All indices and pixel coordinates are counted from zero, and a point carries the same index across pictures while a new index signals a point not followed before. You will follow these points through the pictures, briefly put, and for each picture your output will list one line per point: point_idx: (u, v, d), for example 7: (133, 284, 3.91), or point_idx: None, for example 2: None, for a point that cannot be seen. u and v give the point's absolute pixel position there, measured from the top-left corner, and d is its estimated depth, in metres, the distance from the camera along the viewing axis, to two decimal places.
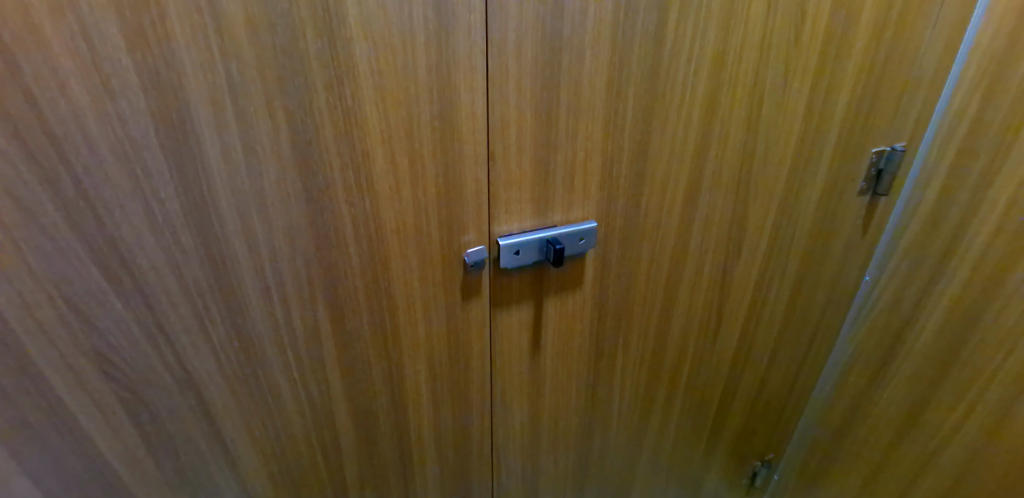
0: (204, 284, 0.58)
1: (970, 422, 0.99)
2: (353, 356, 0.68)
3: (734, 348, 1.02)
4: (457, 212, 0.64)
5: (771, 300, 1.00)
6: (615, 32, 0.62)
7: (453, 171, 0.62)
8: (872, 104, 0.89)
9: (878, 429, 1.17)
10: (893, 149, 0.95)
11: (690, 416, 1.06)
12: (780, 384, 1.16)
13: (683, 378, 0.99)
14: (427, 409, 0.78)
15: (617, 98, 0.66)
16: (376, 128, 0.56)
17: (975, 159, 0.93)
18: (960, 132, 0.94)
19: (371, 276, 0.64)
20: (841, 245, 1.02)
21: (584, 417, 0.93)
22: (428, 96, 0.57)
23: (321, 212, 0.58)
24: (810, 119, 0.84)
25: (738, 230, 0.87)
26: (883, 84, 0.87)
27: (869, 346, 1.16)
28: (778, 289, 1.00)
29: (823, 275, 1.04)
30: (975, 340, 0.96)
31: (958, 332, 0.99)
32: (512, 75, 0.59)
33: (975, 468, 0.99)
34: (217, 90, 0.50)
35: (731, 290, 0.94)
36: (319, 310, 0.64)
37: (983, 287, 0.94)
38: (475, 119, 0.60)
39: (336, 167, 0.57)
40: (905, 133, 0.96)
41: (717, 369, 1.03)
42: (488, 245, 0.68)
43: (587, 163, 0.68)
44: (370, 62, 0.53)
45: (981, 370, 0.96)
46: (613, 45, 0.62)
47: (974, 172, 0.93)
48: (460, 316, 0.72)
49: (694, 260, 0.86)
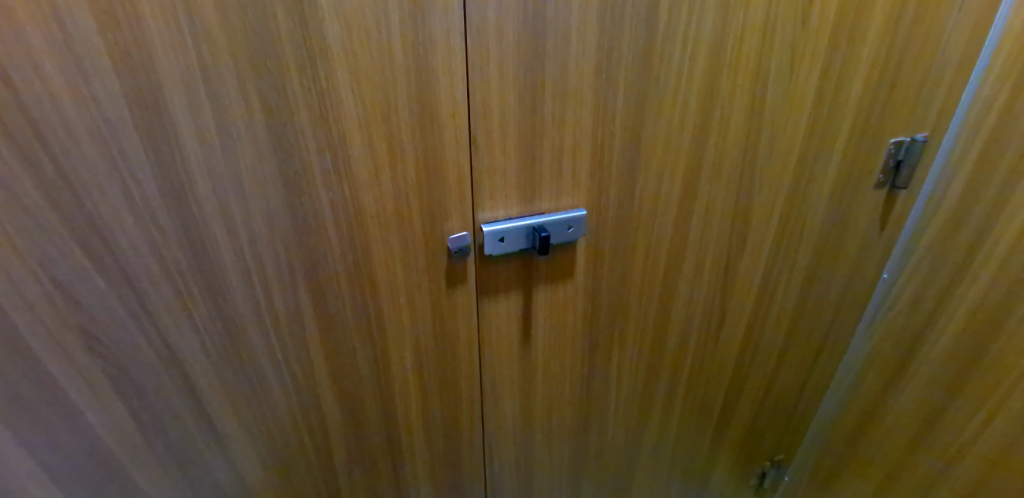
0: (186, 267, 0.58)
1: (992, 428, 0.93)
2: (336, 341, 0.68)
3: (738, 344, 0.99)
4: (439, 198, 0.63)
5: (779, 295, 0.96)
6: (604, 13, 0.59)
7: (433, 156, 0.60)
8: (891, 91, 0.84)
9: (895, 433, 1.12)
10: (914, 140, 0.90)
11: (693, 414, 1.03)
12: (791, 383, 1.12)
13: (684, 374, 0.96)
14: (415, 397, 0.77)
15: (607, 82, 0.63)
16: (352, 112, 0.55)
17: (1005, 150, 0.88)
18: (989, 122, 0.89)
19: (352, 261, 0.64)
20: (856, 240, 0.97)
21: (579, 411, 0.91)
22: (405, 79, 0.56)
23: (298, 196, 0.58)
24: (821, 106, 0.80)
25: (742, 221, 0.84)
26: (903, 69, 0.82)
27: (888, 346, 1.11)
28: (787, 284, 0.96)
29: (837, 271, 0.99)
30: (1000, 342, 0.91)
31: (983, 334, 0.94)
32: (493, 58, 0.57)
33: (996, 478, 0.94)
34: (190, 73, 0.50)
35: (737, 285, 0.91)
36: (301, 295, 0.64)
37: (1009, 287, 0.89)
38: (455, 104, 0.58)
39: (313, 152, 0.56)
40: (928, 122, 0.90)
41: (722, 366, 1.00)
42: (473, 232, 0.67)
43: (575, 148, 0.66)
44: (343, 44, 0.52)
45: (1005, 373, 0.91)
46: (601, 27, 0.60)
47: (1003, 164, 0.88)
48: (446, 304, 0.71)
49: (695, 252, 0.83)
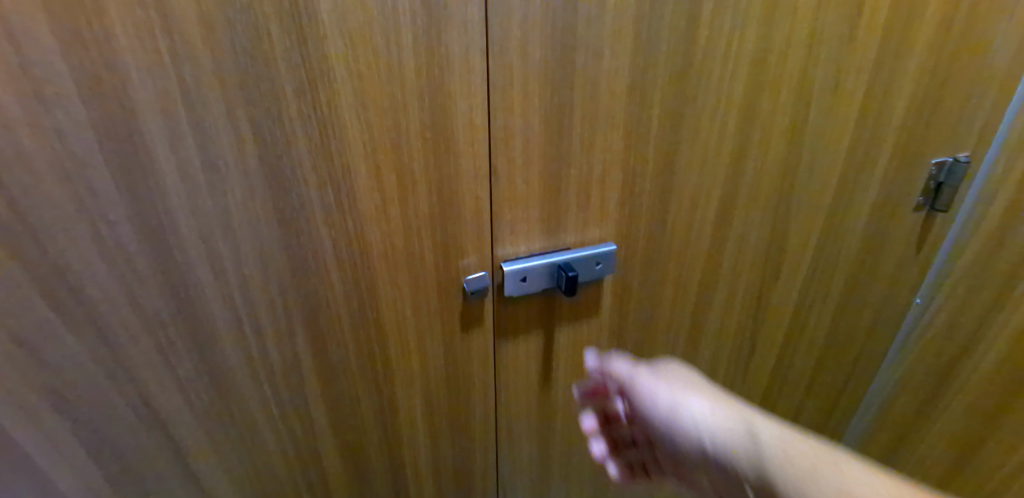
0: (168, 316, 0.51)
1: None
2: (339, 391, 0.61)
3: (767, 379, 0.92)
4: (455, 234, 0.57)
5: (811, 324, 0.90)
6: (640, 28, 0.53)
7: (448, 188, 0.54)
8: (935, 108, 0.78)
9: (935, 448, 1.10)
10: (958, 160, 0.84)
11: None
12: (819, 414, 1.05)
13: None
14: (426, 447, 0.70)
15: (640, 103, 0.57)
16: (357, 140, 0.49)
17: None
18: None
19: (358, 305, 0.57)
20: (891, 265, 0.91)
21: (599, 453, 0.85)
22: (418, 103, 0.49)
23: (296, 236, 0.51)
24: (864, 125, 0.74)
25: (776, 251, 0.78)
26: (949, 84, 0.76)
27: (920, 367, 1.07)
28: (819, 312, 0.89)
29: (871, 297, 0.93)
30: None
31: None
32: (517, 78, 0.51)
33: None
34: (171, 98, 0.43)
35: (768, 317, 0.84)
36: (299, 343, 0.57)
37: None
38: (473, 130, 0.52)
39: (312, 187, 0.49)
40: (972, 140, 0.84)
41: (749, 399, 0.93)
42: (491, 271, 0.60)
43: (605, 177, 0.60)
44: (347, 64, 0.46)
45: None
46: (636, 43, 0.53)
47: None
48: (460, 348, 0.64)
49: (727, 283, 0.76)
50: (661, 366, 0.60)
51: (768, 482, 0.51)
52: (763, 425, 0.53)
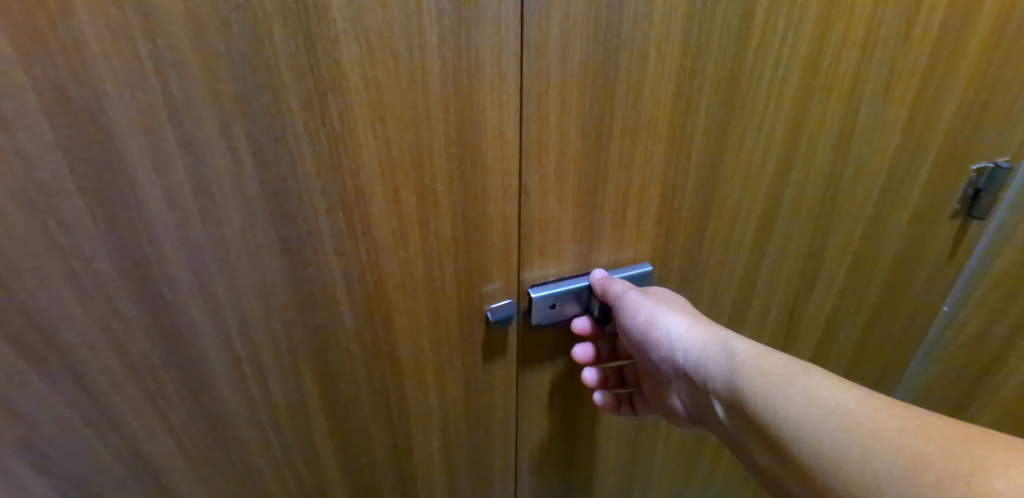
0: (158, 359, 0.45)
1: None
2: (350, 430, 0.56)
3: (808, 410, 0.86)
4: (480, 259, 0.51)
5: (842, 338, 0.85)
6: (690, 27, 0.47)
7: (474, 209, 0.48)
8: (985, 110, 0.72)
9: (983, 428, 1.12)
10: (998, 166, 0.78)
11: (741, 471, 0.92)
12: None
13: None
14: (443, 483, 0.65)
15: (684, 111, 0.51)
16: (373, 159, 0.42)
17: None
18: None
19: (371, 339, 0.51)
20: (926, 275, 0.86)
21: (622, 479, 0.80)
22: (443, 115, 0.43)
23: (303, 266, 0.45)
24: (912, 131, 0.68)
25: (814, 264, 0.73)
26: (1001, 85, 0.71)
27: (950, 370, 1.04)
28: (850, 326, 0.85)
29: (903, 309, 0.88)
30: None
31: None
32: (554, 84, 0.45)
33: None
34: (155, 114, 0.36)
35: (800, 333, 0.80)
36: (306, 382, 0.51)
37: None
38: (503, 144, 0.46)
39: (322, 211, 0.43)
40: (1017, 143, 0.79)
41: None
42: (518, 297, 0.55)
43: (643, 192, 0.54)
44: (363, 71, 0.39)
45: None
46: (685, 44, 0.47)
47: None
48: (482, 379, 0.59)
49: (762, 300, 0.71)
50: (649, 288, 0.58)
51: (727, 384, 0.51)
52: (735, 340, 0.53)
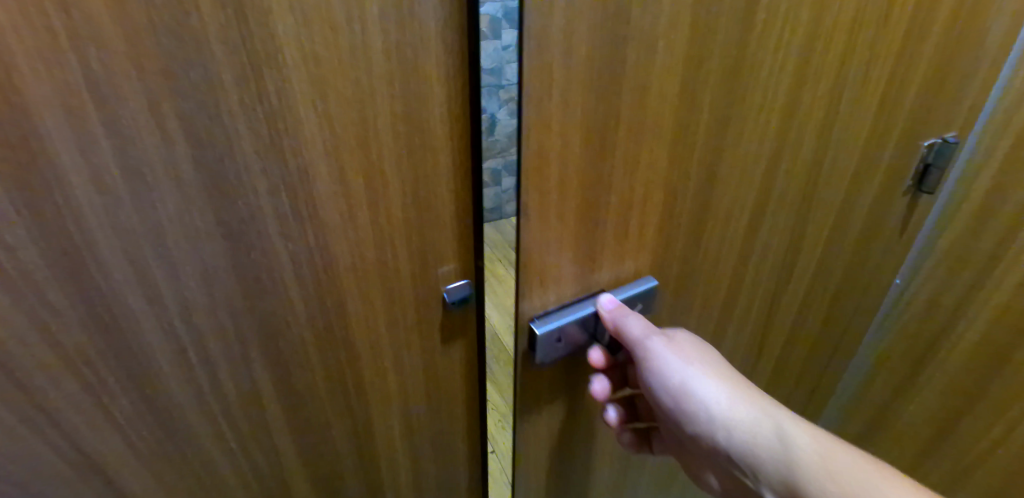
0: (96, 352, 0.43)
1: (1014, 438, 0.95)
2: (307, 418, 0.55)
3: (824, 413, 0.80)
4: (434, 240, 0.50)
5: (811, 319, 0.87)
6: (686, 21, 0.45)
7: (425, 189, 0.47)
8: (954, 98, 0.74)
9: (906, 439, 1.13)
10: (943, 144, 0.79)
11: None
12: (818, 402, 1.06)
13: None
14: (406, 465, 0.65)
15: (687, 104, 0.50)
16: (316, 138, 0.41)
17: None
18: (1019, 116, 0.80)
19: (324, 325, 0.50)
20: (879, 253, 0.88)
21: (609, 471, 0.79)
22: (388, 92, 0.41)
23: (246, 252, 0.43)
24: (880, 116, 0.69)
25: (789, 255, 0.73)
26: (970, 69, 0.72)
27: (897, 352, 1.07)
28: (817, 307, 0.86)
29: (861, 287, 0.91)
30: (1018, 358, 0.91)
31: (1001, 348, 0.93)
32: (561, 82, 0.42)
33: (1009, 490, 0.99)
34: (75, 91, 0.34)
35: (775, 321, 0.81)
36: (257, 370, 0.49)
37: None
38: (453, 122, 0.45)
39: (263, 193, 0.42)
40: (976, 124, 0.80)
41: None
42: (475, 278, 0.54)
43: (646, 197, 0.54)
44: (300, 45, 0.37)
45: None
46: (693, 34, 0.46)
47: None
48: (443, 364, 0.59)
49: (750, 288, 0.72)
50: (673, 336, 0.59)
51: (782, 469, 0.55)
52: (782, 419, 0.57)
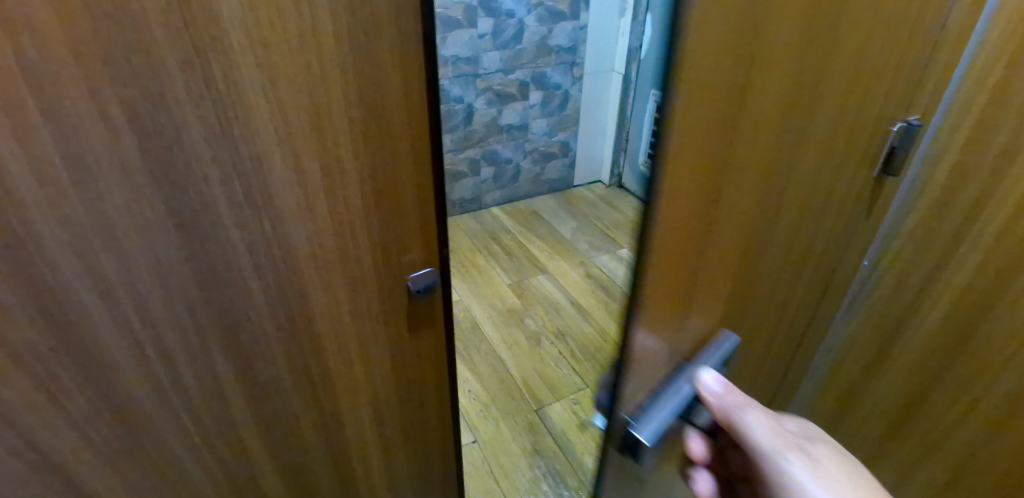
0: (50, 351, 0.40)
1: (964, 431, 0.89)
2: (273, 407, 0.55)
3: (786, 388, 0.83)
4: (394, 228, 0.51)
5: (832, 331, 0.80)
6: (808, 38, 0.34)
7: (384, 176, 0.47)
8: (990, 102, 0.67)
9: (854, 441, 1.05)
10: (908, 124, 0.61)
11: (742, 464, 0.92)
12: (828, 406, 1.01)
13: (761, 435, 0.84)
14: (376, 443, 0.67)
15: (805, 132, 0.41)
16: (268, 125, 0.40)
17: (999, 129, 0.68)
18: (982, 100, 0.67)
19: (286, 314, 0.50)
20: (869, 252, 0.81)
21: None
22: (342, 77, 0.41)
23: (201, 242, 0.42)
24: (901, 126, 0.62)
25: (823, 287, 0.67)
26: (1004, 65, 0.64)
27: (851, 359, 0.95)
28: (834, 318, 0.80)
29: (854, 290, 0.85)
30: (976, 347, 0.82)
31: (954, 343, 0.83)
32: (704, 118, 0.30)
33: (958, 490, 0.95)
34: (5, 72, 0.31)
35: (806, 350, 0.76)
36: (218, 363, 0.49)
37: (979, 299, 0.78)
38: (411, 108, 0.45)
39: (215, 183, 0.40)
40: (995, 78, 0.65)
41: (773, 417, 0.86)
42: (436, 266, 0.57)
43: (754, 240, 0.44)
44: (247, 30, 0.36)
45: (971, 381, 0.84)
46: (822, 47, 0.36)
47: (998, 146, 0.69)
48: (410, 349, 0.62)
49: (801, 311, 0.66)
50: (809, 451, 0.48)
51: None
52: None
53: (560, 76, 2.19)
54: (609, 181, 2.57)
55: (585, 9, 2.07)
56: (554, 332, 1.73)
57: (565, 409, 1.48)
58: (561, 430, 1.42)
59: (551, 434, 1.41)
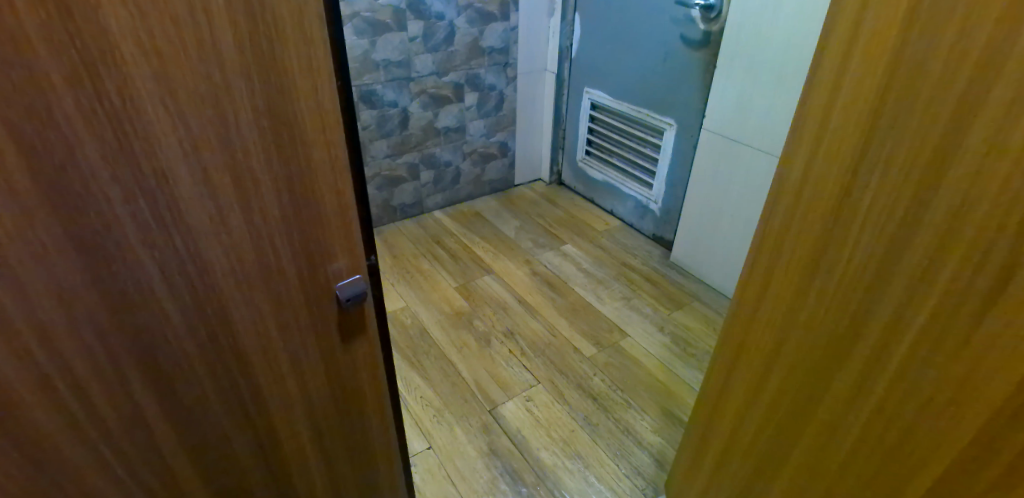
0: None
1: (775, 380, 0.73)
2: (202, 428, 0.53)
3: (721, 368, 0.87)
4: (316, 238, 0.50)
5: (758, 315, 0.75)
6: None
7: (301, 186, 0.47)
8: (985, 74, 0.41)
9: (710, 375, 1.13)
10: (1002, 119, 0.40)
11: (706, 441, 0.96)
12: None
13: (726, 413, 0.87)
14: (316, 455, 0.66)
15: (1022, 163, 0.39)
16: (170, 139, 0.39)
17: (802, 135, 0.62)
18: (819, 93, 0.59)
19: (207, 332, 0.48)
20: (773, 219, 0.69)
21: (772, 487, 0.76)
22: (247, 87, 0.40)
23: (107, 265, 0.40)
24: (807, 127, 0.61)
25: (866, 361, 0.56)
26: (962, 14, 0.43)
27: (783, 323, 0.69)
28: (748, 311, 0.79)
29: (795, 250, 0.65)
30: (809, 291, 0.63)
31: (799, 280, 0.65)
32: None
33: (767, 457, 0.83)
34: None
35: (808, 416, 0.66)
36: (137, 390, 0.46)
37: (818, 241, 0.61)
38: (324, 115, 0.45)
39: (118, 202, 0.39)
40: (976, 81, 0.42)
41: (718, 395, 0.89)
42: (364, 274, 0.56)
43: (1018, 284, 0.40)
44: (140, 41, 0.35)
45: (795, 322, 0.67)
46: None
47: (820, 161, 0.59)
48: (344, 358, 0.61)
49: (786, 294, 0.68)
50: None
51: None
52: None
53: (494, 78, 2.20)
54: (548, 178, 2.62)
55: (514, 9, 2.08)
56: (503, 332, 1.74)
57: (518, 408, 1.50)
58: (514, 428, 1.44)
59: (505, 432, 1.43)
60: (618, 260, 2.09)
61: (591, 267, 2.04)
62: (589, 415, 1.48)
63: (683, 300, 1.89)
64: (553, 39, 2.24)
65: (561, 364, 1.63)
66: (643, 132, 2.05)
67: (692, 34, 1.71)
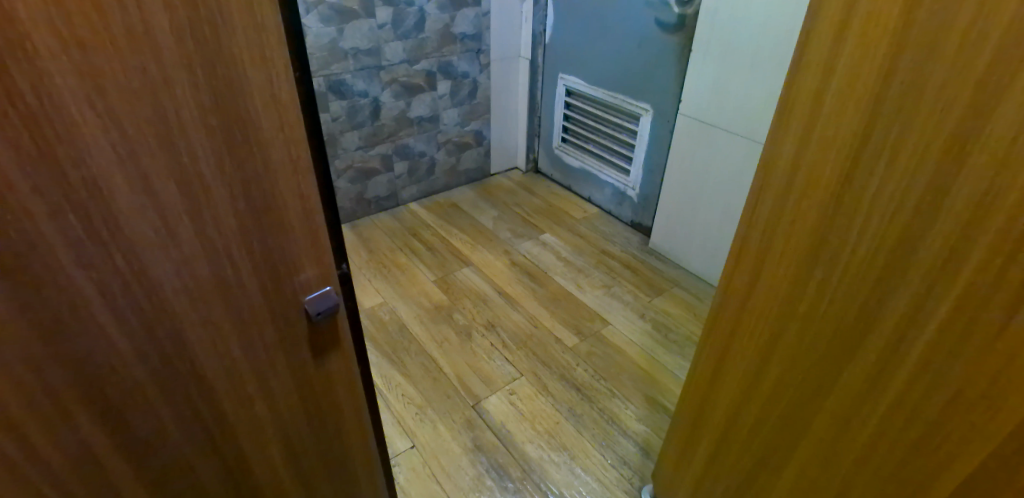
0: None
1: (770, 372, 0.71)
2: (160, 460, 0.48)
3: (710, 362, 0.85)
4: (280, 248, 0.46)
5: (748, 306, 0.73)
6: None
7: (258, 192, 0.42)
8: (1001, 53, 0.39)
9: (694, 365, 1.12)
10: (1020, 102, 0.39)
11: (698, 435, 0.94)
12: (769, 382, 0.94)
13: (719, 406, 0.85)
14: (291, 477, 0.62)
15: None
16: (102, 144, 0.34)
17: (790, 122, 0.59)
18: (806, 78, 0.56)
19: (161, 356, 0.44)
20: (760, 209, 0.67)
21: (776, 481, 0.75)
22: (190, 82, 0.35)
23: (36, 290, 0.35)
24: (793, 115, 0.59)
25: (880, 352, 0.54)
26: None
27: (780, 313, 0.67)
28: (732, 302, 0.77)
29: (788, 239, 0.62)
30: (807, 280, 0.61)
31: (795, 271, 0.63)
32: None
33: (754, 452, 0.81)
34: None
35: (816, 408, 0.64)
36: (83, 426, 0.41)
37: (813, 229, 0.59)
38: (283, 113, 0.40)
39: (42, 219, 0.33)
40: (986, 61, 0.40)
41: (708, 390, 0.87)
42: (334, 284, 0.52)
43: None
44: (57, 30, 0.30)
45: (792, 312, 0.65)
46: None
47: (811, 146, 0.56)
48: (317, 373, 0.57)
49: (781, 284, 0.66)
50: None
51: None
52: None
53: (466, 65, 2.15)
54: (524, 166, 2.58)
55: None
56: (483, 325, 1.70)
57: (501, 401, 1.47)
58: (499, 423, 1.41)
59: (489, 427, 1.40)
60: (597, 248, 2.07)
61: (570, 257, 2.02)
62: (573, 405, 1.46)
63: (663, 286, 1.88)
64: (526, 24, 2.19)
65: (543, 355, 1.60)
66: (618, 119, 2.03)
67: (667, 18, 1.67)
